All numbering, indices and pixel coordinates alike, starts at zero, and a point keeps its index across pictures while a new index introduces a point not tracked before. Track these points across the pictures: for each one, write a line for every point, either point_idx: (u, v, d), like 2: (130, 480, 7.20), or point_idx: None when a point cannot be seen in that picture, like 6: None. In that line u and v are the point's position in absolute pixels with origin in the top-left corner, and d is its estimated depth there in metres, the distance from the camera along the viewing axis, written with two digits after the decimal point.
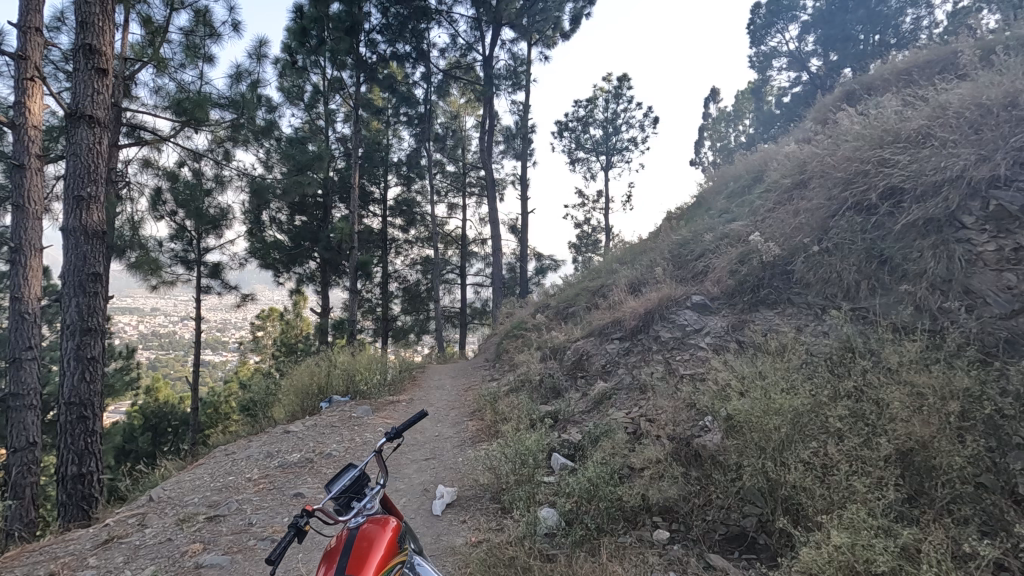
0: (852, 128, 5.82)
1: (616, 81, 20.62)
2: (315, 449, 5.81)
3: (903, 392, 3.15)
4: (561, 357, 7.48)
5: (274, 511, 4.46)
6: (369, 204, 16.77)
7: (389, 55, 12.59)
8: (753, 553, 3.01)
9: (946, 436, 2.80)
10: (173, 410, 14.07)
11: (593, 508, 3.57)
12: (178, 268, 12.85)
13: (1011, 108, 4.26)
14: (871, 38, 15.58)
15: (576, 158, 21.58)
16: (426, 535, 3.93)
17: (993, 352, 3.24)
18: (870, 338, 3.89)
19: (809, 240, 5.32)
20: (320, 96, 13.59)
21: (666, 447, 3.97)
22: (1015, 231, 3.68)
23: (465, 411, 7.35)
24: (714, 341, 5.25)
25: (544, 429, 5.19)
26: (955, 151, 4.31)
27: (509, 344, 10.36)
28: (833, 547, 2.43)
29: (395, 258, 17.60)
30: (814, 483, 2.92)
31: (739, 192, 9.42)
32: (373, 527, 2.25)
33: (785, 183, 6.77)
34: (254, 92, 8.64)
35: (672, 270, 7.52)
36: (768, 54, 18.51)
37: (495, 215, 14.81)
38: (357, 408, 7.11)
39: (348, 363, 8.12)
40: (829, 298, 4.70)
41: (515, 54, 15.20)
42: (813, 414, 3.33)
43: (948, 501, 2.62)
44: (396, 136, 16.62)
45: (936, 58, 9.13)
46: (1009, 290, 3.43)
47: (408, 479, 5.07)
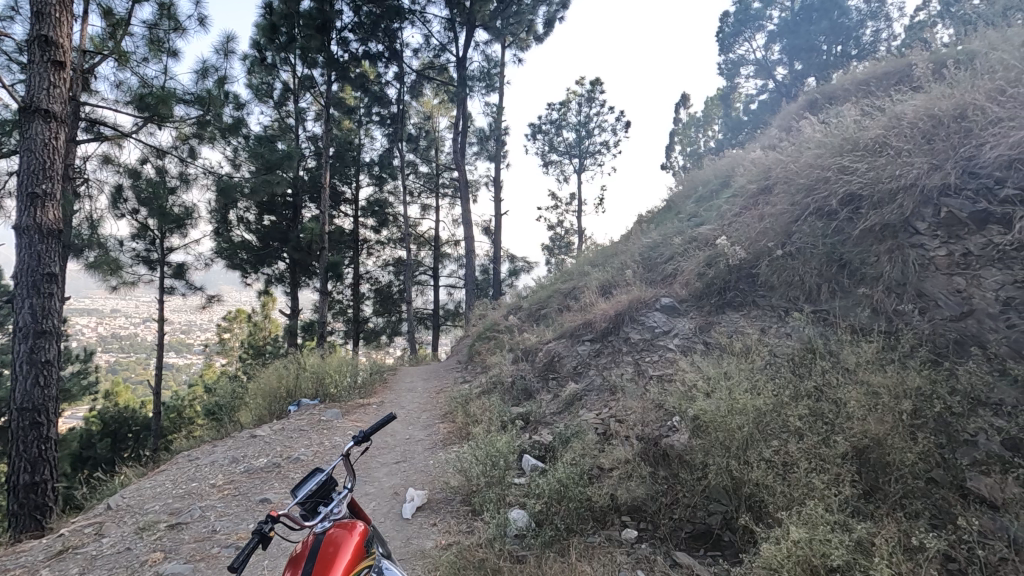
0: (814, 137, 6.01)
1: (588, 85, 20.82)
2: (282, 454, 5.72)
3: (859, 392, 3.28)
4: (532, 359, 7.52)
5: (239, 518, 4.37)
6: (339, 204, 16.56)
7: (362, 54, 12.46)
8: (719, 550, 3.11)
9: (899, 433, 2.92)
10: (133, 415, 13.65)
11: (563, 508, 3.62)
12: (139, 268, 12.51)
13: (960, 120, 4.42)
14: (834, 48, 16.11)
15: (549, 161, 21.72)
16: (395, 539, 3.91)
17: (944, 352, 3.41)
18: (830, 340, 4.04)
19: (773, 244, 5.46)
20: (290, 93, 13.32)
21: (635, 447, 4.04)
22: (965, 237, 3.84)
23: (437, 413, 7.33)
24: (682, 342, 5.38)
25: (514, 431, 5.23)
26: (910, 159, 4.46)
27: (481, 346, 10.39)
28: (791, 543, 2.51)
29: (367, 259, 17.37)
30: (775, 480, 3.01)
31: (707, 196, 9.65)
32: (340, 532, 2.23)
33: (750, 188, 6.97)
34: (221, 88, 8.42)
35: (642, 273, 7.66)
36: (736, 61, 18.95)
37: (468, 216, 14.78)
38: (327, 411, 7.03)
39: (317, 367, 8.01)
40: (791, 301, 4.86)
41: (488, 55, 15.17)
42: (775, 413, 3.44)
43: (900, 496, 2.75)
44: (368, 136, 16.44)
45: (892, 70, 9.53)
46: (958, 293, 3.59)
47: (378, 483, 5.05)
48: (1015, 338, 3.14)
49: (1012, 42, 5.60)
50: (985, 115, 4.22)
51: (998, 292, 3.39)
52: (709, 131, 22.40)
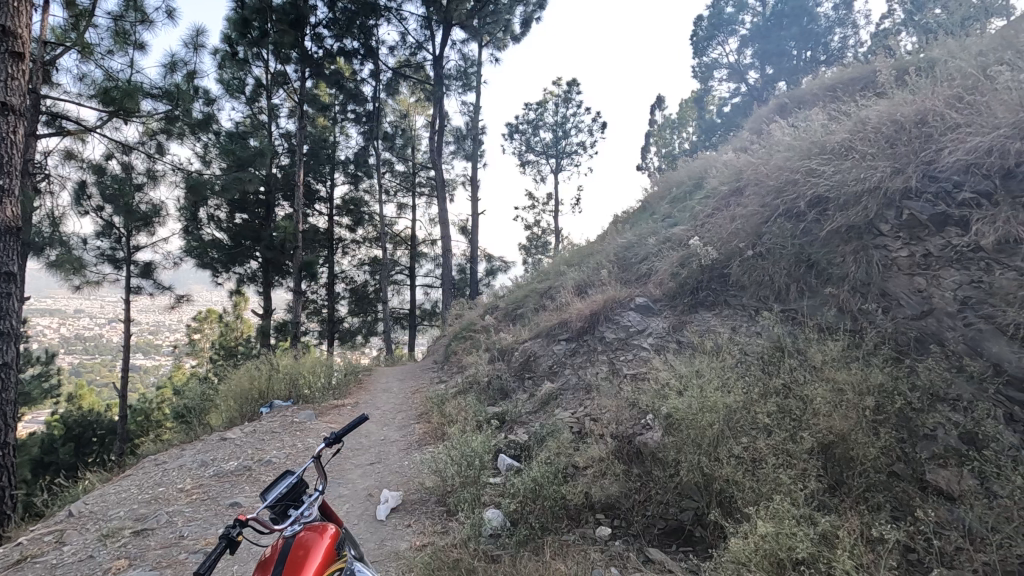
0: (784, 141, 6.15)
1: (565, 86, 20.94)
2: (253, 456, 5.62)
3: (825, 388, 3.37)
4: (508, 359, 7.53)
5: (209, 522, 4.29)
6: (314, 203, 16.32)
7: (337, 51, 12.30)
8: (690, 545, 3.18)
9: (862, 429, 3.01)
10: (97, 419, 13.24)
11: (537, 507, 3.64)
12: (104, 267, 12.15)
13: (921, 125, 4.54)
14: (803, 54, 16.59)
15: (526, 161, 21.77)
16: (369, 541, 3.87)
17: (906, 350, 3.53)
18: (798, 338, 4.16)
19: (743, 244, 5.57)
20: (262, 89, 13.07)
21: (609, 445, 4.09)
22: (925, 239, 3.96)
23: (413, 414, 7.29)
24: (656, 341, 5.45)
25: (490, 431, 5.24)
26: (873, 163, 4.58)
27: (457, 346, 10.36)
28: (758, 537, 2.56)
29: (342, 259, 17.16)
30: (744, 476, 3.07)
31: (681, 197, 9.79)
32: (310, 535, 2.21)
33: (723, 189, 7.09)
34: (190, 82, 8.21)
35: (617, 273, 7.75)
36: (709, 65, 19.30)
37: (444, 215, 14.71)
38: (300, 412, 6.92)
39: (291, 368, 7.90)
40: (761, 300, 4.98)
41: (465, 54, 15.15)
42: (744, 410, 3.52)
43: (863, 489, 2.84)
44: (343, 134, 16.25)
45: (858, 76, 9.82)
46: (919, 292, 3.71)
47: (351, 484, 4.99)
48: (972, 336, 3.27)
49: (969, 51, 5.82)
50: (944, 120, 4.34)
51: (956, 292, 3.51)
52: (683, 133, 22.75)
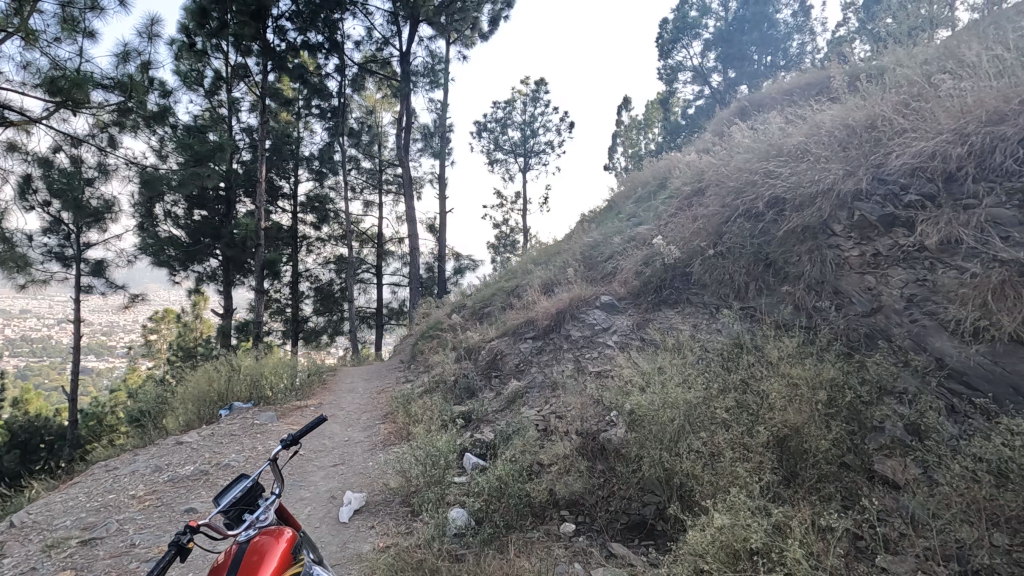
0: (743, 143, 6.32)
1: (533, 85, 20.98)
2: (211, 460, 5.45)
3: (781, 383, 3.47)
4: (475, 357, 7.51)
5: (161, 530, 4.13)
6: (277, 199, 15.93)
7: (301, 44, 12.01)
8: (652, 539, 3.25)
9: (815, 422, 3.11)
10: (46, 424, 12.65)
11: (502, 506, 3.64)
12: (52, 265, 11.60)
13: (870, 129, 4.68)
14: (764, 59, 17.08)
15: (494, 159, 21.75)
16: (330, 544, 3.80)
17: (856, 346, 3.69)
18: (756, 336, 4.29)
19: (705, 244, 5.70)
20: (222, 82, 12.66)
21: (573, 442, 4.13)
22: (875, 239, 4.07)
23: (378, 413, 7.21)
24: (620, 339, 5.53)
25: (455, 430, 5.21)
26: (826, 166, 4.69)
27: (424, 345, 10.26)
28: (715, 529, 2.62)
29: (306, 257, 16.82)
30: (703, 470, 3.13)
31: (646, 197, 9.95)
32: (266, 539, 2.16)
33: (685, 190, 7.23)
34: (145, 73, 7.89)
35: (583, 271, 7.82)
36: (674, 67, 19.64)
37: (412, 214, 14.58)
38: (260, 414, 6.76)
39: (251, 368, 7.71)
40: (722, 298, 5.13)
41: (432, 51, 15.02)
42: (703, 405, 3.59)
43: (815, 480, 2.94)
44: (307, 129, 15.89)
45: (814, 82, 10.16)
46: (869, 290, 3.85)
47: (313, 487, 4.88)
48: (917, 331, 3.42)
49: (915, 60, 6.09)
50: (892, 125, 4.47)
51: (903, 291, 3.64)
52: (649, 133, 23.14)
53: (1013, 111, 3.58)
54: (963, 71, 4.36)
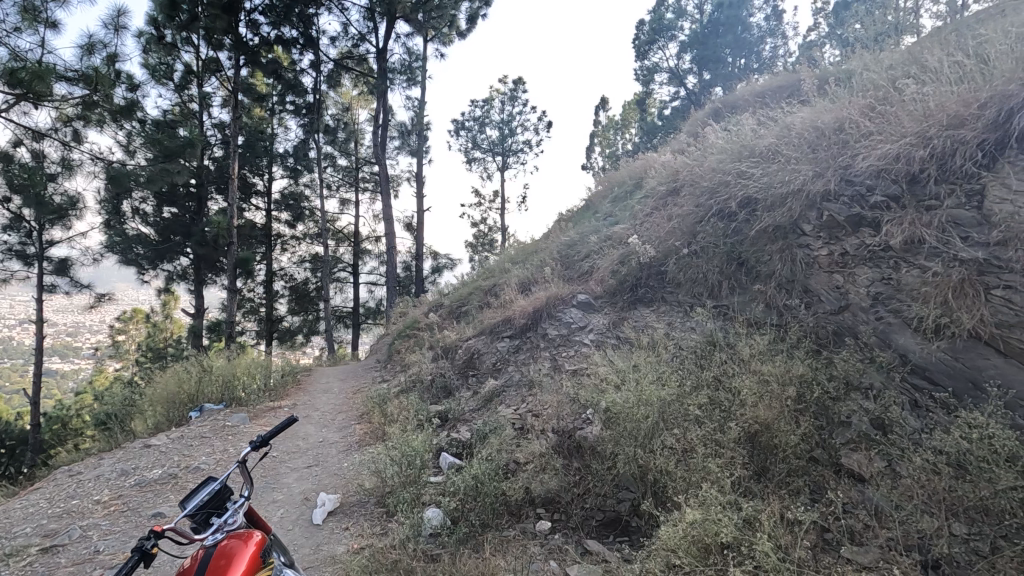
0: (716, 144, 6.41)
1: (511, 83, 20.98)
2: (180, 463, 5.33)
3: (752, 379, 3.53)
4: (452, 357, 7.48)
5: (127, 535, 4.02)
6: (250, 197, 15.63)
7: (274, 39, 11.77)
8: (626, 535, 3.28)
9: (785, 418, 3.17)
10: (6, 429, 12.21)
11: (478, 505, 3.63)
12: (13, 263, 11.19)
13: (838, 132, 4.76)
14: (738, 61, 17.41)
15: (472, 158, 21.69)
16: (303, 547, 3.74)
17: (824, 344, 3.79)
18: (729, 334, 4.37)
19: (679, 244, 5.77)
20: (193, 76, 12.34)
21: (549, 441, 4.15)
22: (842, 238, 4.13)
23: (354, 414, 7.14)
24: (597, 337, 5.57)
25: (431, 430, 5.18)
26: (797, 167, 4.76)
27: (401, 344, 10.18)
28: (686, 524, 2.65)
29: (281, 255, 16.54)
30: (676, 466, 3.17)
31: (622, 197, 10.03)
32: (234, 543, 2.13)
33: (660, 189, 7.30)
34: (110, 66, 7.64)
35: (560, 270, 7.85)
36: (651, 68, 19.83)
37: (389, 212, 14.44)
38: (232, 416, 6.63)
39: (223, 369, 7.55)
40: (696, 296, 5.21)
41: (409, 48, 14.89)
42: (676, 402, 3.63)
43: (785, 474, 3.01)
44: (281, 125, 15.60)
45: (786, 85, 10.37)
46: (836, 289, 3.94)
47: (286, 489, 4.81)
48: (883, 328, 3.51)
49: (882, 65, 6.26)
50: (859, 128, 4.55)
51: (869, 289, 3.71)
52: (626, 134, 23.35)
53: (972, 116, 3.62)
54: (927, 76, 4.47)
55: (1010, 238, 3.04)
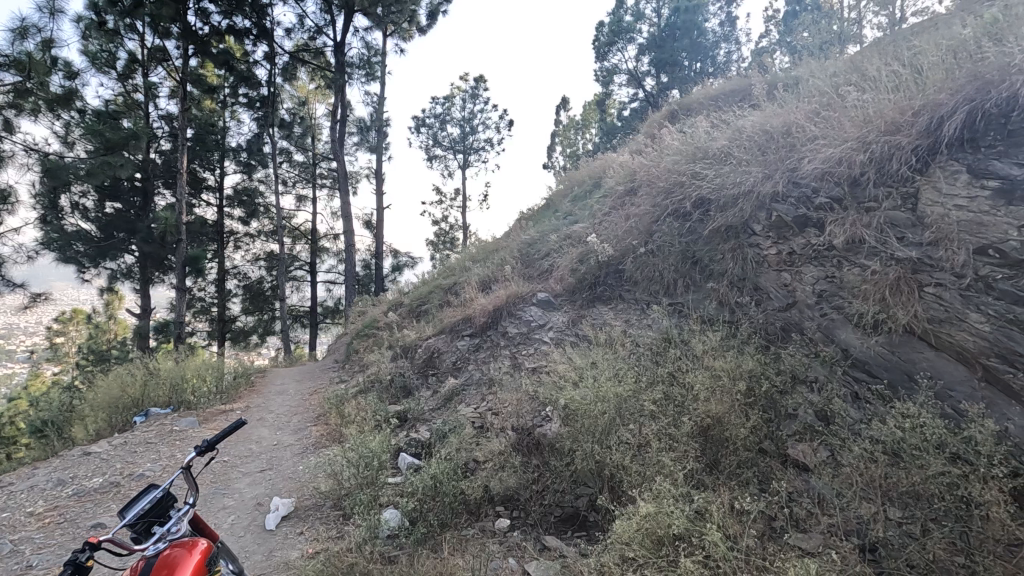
0: (672, 146, 6.55)
1: (472, 81, 20.87)
2: (123, 471, 5.08)
3: (704, 374, 3.63)
4: (412, 356, 7.39)
5: (63, 548, 3.80)
6: (200, 192, 15.02)
7: (226, 29, 11.34)
8: (584, 530, 3.33)
9: (735, 411, 3.27)
10: None
11: (436, 504, 3.59)
12: None
13: (786, 136, 4.94)
14: (694, 65, 17.88)
15: (433, 155, 21.48)
16: (255, 554, 3.63)
17: (773, 339, 3.94)
18: (683, 331, 4.49)
19: (636, 242, 5.88)
20: (138, 65, 11.76)
21: (509, 439, 4.15)
22: (789, 238, 4.28)
23: (310, 415, 6.97)
24: (556, 335, 5.62)
25: (390, 430, 5.11)
26: (748, 169, 4.92)
27: (359, 344, 9.99)
28: (640, 517, 2.70)
29: (233, 253, 15.98)
30: (631, 461, 3.23)
31: (582, 197, 10.15)
32: (178, 551, 2.06)
33: (619, 189, 7.42)
34: (45, 52, 7.21)
35: (520, 269, 7.88)
36: (610, 70, 20.09)
37: (347, 209, 14.16)
38: (180, 420, 6.37)
39: (171, 372, 7.24)
40: (652, 294, 5.33)
41: (368, 42, 14.62)
42: (632, 398, 3.70)
43: (735, 465, 3.11)
44: (234, 118, 15.04)
45: (738, 90, 10.71)
46: (784, 287, 4.09)
47: (237, 494, 4.65)
48: (826, 324, 3.66)
49: (827, 72, 6.54)
50: (805, 132, 4.73)
51: (814, 286, 3.87)
52: (586, 134, 23.64)
53: (907, 123, 3.79)
54: (866, 84, 4.70)
55: (941, 238, 3.22)
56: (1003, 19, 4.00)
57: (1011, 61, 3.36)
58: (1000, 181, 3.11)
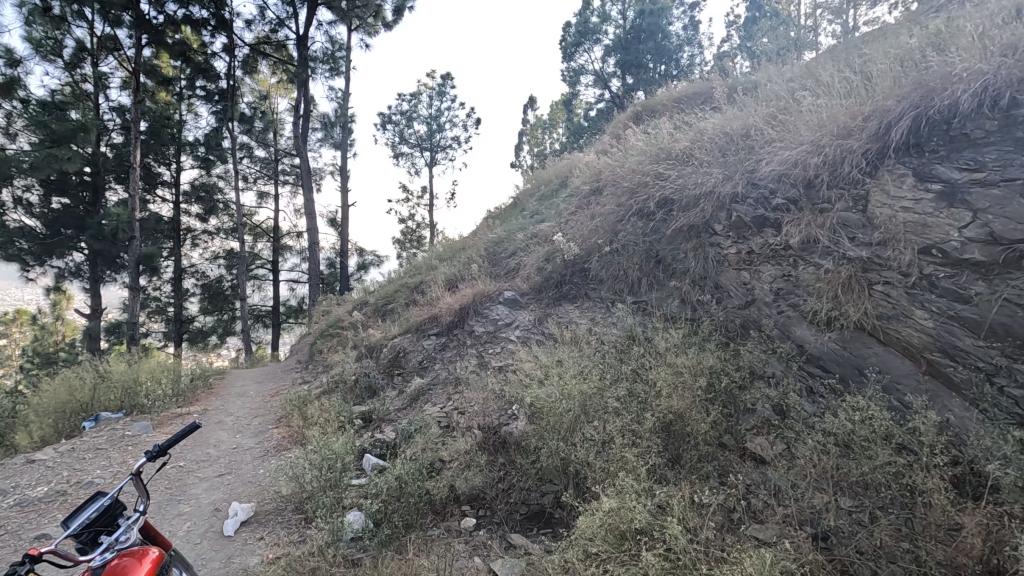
0: (637, 146, 6.64)
1: (439, 79, 20.69)
2: (70, 479, 4.85)
3: (667, 371, 3.70)
4: (378, 356, 7.29)
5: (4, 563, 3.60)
6: (155, 187, 14.45)
7: (182, 19, 10.93)
8: (550, 527, 3.35)
9: (696, 406, 3.34)
10: None
11: (401, 505, 3.54)
12: None
13: (745, 138, 5.07)
14: (659, 68, 18.16)
15: (399, 153, 21.23)
16: (212, 561, 3.52)
17: (733, 336, 4.05)
18: (647, 329, 4.56)
19: (601, 241, 5.95)
20: (87, 54, 11.22)
21: (475, 438, 4.14)
22: (748, 238, 4.39)
23: (272, 417, 6.80)
24: (523, 334, 5.64)
25: (354, 431, 5.03)
26: (709, 170, 5.02)
27: (323, 344, 9.80)
28: (603, 513, 2.72)
29: (191, 251, 15.44)
30: (596, 457, 3.25)
31: (548, 196, 10.20)
32: (127, 561, 2.02)
33: (584, 189, 7.48)
34: None
35: (487, 268, 7.86)
36: (577, 70, 20.22)
37: (311, 207, 13.86)
38: (133, 424, 6.12)
39: (124, 374, 6.95)
40: (617, 292, 5.41)
41: (332, 36, 14.33)
42: (597, 394, 3.73)
43: (695, 460, 3.18)
44: (191, 111, 14.51)
45: (700, 93, 10.93)
46: (744, 285, 4.20)
47: (193, 500, 4.50)
48: (784, 321, 3.78)
49: (783, 77, 6.74)
50: (763, 135, 4.87)
51: (771, 285, 3.99)
52: (554, 133, 23.74)
53: (858, 127, 3.93)
54: (820, 89, 4.86)
55: (889, 238, 3.36)
56: (946, 30, 4.20)
57: (952, 69, 3.51)
58: (943, 184, 3.26)
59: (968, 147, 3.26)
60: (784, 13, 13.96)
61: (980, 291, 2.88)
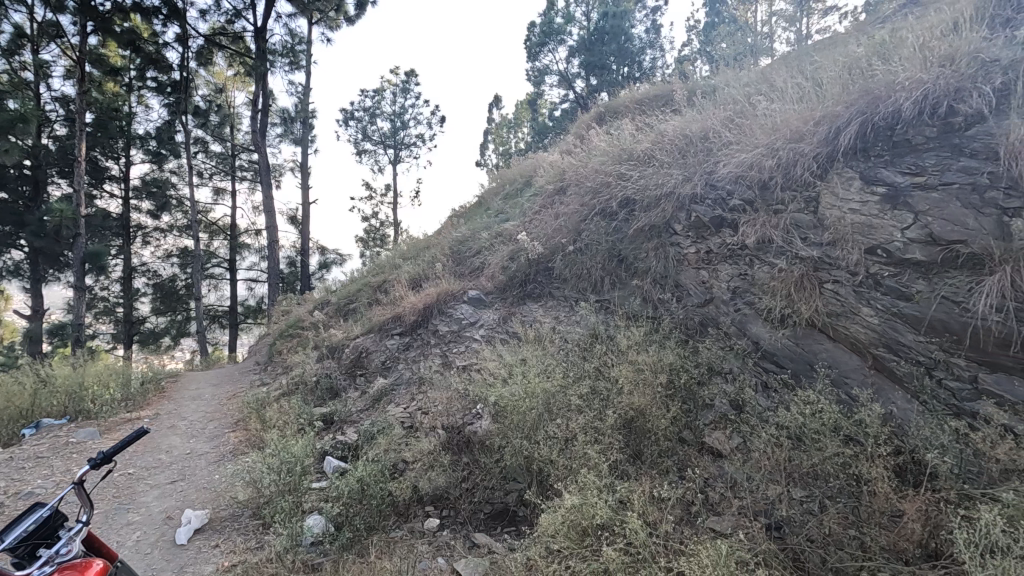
0: (600, 147, 6.72)
1: (404, 75, 20.46)
2: (7, 490, 4.57)
3: (629, 368, 3.76)
4: (339, 356, 7.16)
5: None
6: (102, 182, 13.79)
7: (131, 7, 10.46)
8: (513, 525, 3.36)
9: (656, 402, 3.40)
10: None
11: (362, 508, 3.48)
12: None
13: (703, 140, 5.19)
14: (622, 69, 18.39)
15: (362, 149, 20.90)
16: (164, 572, 3.38)
17: (692, 334, 4.15)
18: (610, 328, 4.62)
19: (565, 240, 5.99)
20: (27, 40, 10.59)
21: (439, 438, 4.11)
22: (707, 238, 4.50)
23: (228, 421, 6.59)
24: (487, 332, 5.64)
25: (315, 433, 4.93)
26: (669, 171, 5.13)
27: (283, 345, 9.56)
28: (565, 510, 2.74)
29: (142, 249, 14.81)
30: (559, 454, 3.27)
31: (513, 195, 10.21)
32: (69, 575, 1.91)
33: (549, 188, 7.52)
34: None
35: (451, 266, 7.82)
36: (542, 70, 20.30)
37: (270, 204, 13.48)
38: (78, 431, 5.83)
39: (68, 379, 6.61)
40: (581, 291, 5.46)
41: (291, 29, 13.96)
42: (560, 392, 3.76)
43: (655, 455, 3.24)
44: (141, 103, 13.90)
45: (660, 95, 11.13)
46: (703, 284, 4.30)
47: (144, 508, 4.32)
48: (740, 318, 3.89)
49: (740, 82, 6.93)
50: (721, 137, 5.00)
51: (729, 283, 4.10)
52: (519, 133, 23.78)
53: (809, 131, 4.07)
54: (774, 94, 5.02)
55: (838, 239, 3.50)
56: (890, 40, 4.39)
57: (896, 78, 3.67)
58: (887, 188, 3.42)
59: (910, 152, 3.42)
60: (742, 20, 14.38)
61: (920, 290, 3.03)
